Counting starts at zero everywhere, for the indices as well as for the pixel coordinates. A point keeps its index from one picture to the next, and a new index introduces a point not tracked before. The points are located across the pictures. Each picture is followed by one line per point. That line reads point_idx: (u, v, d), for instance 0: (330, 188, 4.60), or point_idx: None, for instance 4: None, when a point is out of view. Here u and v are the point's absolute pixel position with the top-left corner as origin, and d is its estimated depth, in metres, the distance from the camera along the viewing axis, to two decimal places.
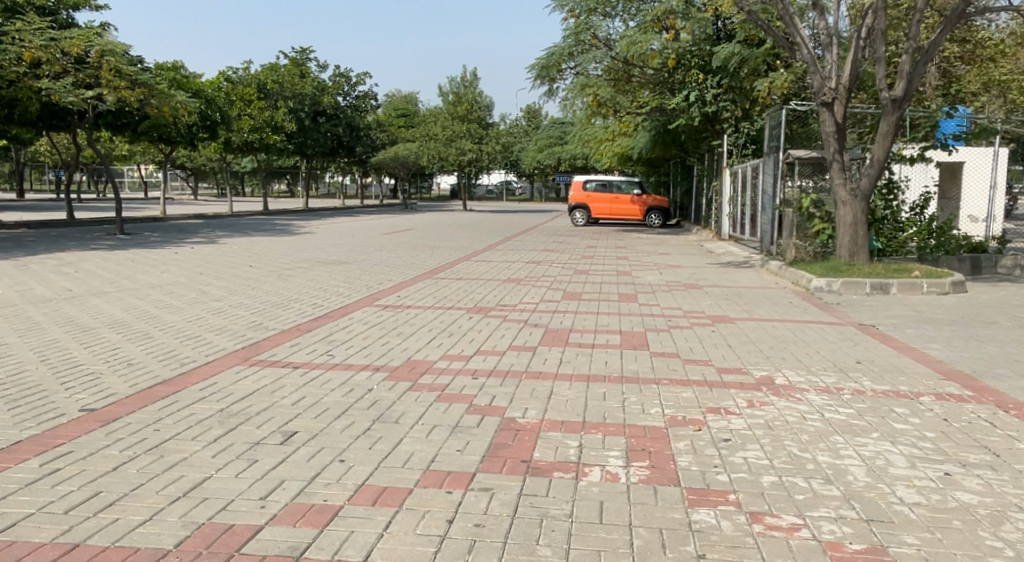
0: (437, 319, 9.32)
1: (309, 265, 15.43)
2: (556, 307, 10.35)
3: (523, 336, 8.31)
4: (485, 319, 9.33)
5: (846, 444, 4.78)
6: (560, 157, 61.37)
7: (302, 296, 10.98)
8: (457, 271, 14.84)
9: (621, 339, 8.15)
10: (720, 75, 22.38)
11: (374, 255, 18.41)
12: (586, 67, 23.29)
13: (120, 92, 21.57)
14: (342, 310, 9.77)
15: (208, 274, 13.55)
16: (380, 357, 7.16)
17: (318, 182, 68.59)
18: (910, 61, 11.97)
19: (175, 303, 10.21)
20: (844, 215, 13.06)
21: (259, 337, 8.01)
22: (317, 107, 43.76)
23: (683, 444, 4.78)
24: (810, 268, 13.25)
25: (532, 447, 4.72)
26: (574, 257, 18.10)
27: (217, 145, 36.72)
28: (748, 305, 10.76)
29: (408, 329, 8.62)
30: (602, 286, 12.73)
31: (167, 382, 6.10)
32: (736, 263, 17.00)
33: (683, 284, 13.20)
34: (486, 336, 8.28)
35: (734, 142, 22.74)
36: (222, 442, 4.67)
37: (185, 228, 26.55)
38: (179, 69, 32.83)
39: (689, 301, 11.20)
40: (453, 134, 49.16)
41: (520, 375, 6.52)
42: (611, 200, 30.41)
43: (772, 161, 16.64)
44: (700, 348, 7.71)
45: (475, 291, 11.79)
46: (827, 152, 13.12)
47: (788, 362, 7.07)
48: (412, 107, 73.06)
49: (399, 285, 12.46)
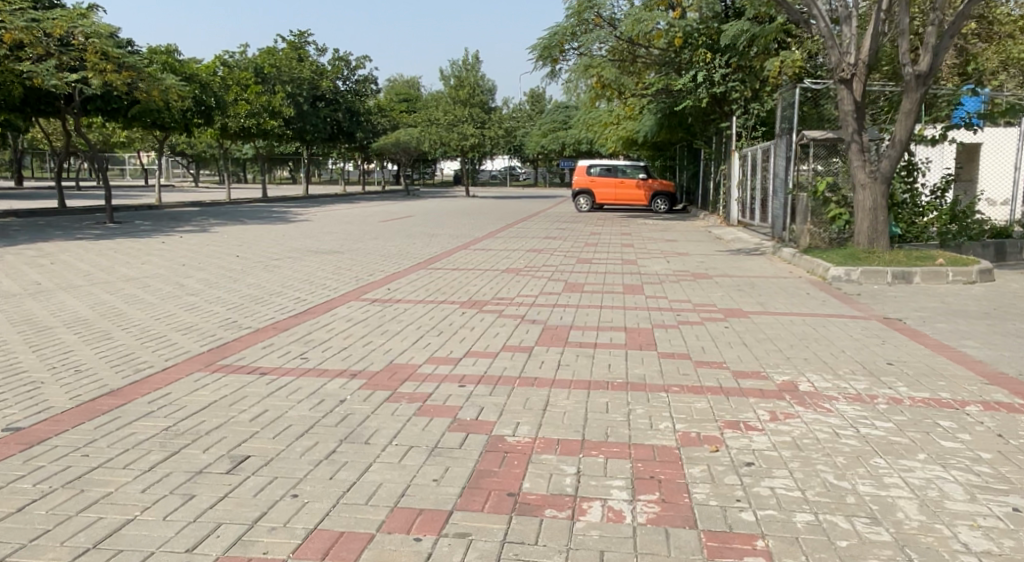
0: (427, 315, 8.61)
1: (299, 256, 14.73)
2: (555, 301, 9.61)
3: (520, 335, 7.59)
4: (478, 315, 8.62)
5: (890, 470, 4.07)
6: (564, 142, 60.34)
7: (285, 290, 10.29)
8: (453, 260, 14.12)
9: (627, 338, 7.43)
10: (729, 55, 21.59)
11: (368, 244, 17.72)
12: (589, 48, 22.11)
13: (106, 74, 21.00)
14: (326, 305, 9.09)
15: (191, 265, 12.88)
16: (359, 360, 6.46)
17: (321, 169, 67.94)
18: (935, 34, 11.17)
19: (147, 298, 9.53)
20: (864, 199, 12.30)
21: (229, 337, 7.33)
22: (316, 91, 42.99)
23: (698, 470, 4.08)
24: (826, 256, 12.52)
25: (521, 475, 4.01)
26: (576, 245, 17.35)
27: (213, 131, 35.97)
28: (762, 297, 10.02)
29: (394, 327, 7.92)
30: (608, 277, 12.00)
31: (115, 393, 5.45)
32: (746, 250, 16.27)
33: (692, 274, 12.47)
34: (479, 335, 7.57)
35: (744, 124, 22.17)
36: (159, 472, 4.00)
37: (179, 216, 25.90)
38: (173, 53, 32.09)
39: (699, 292, 10.47)
40: (455, 118, 48.37)
41: (513, 383, 5.81)
42: (616, 185, 29.62)
43: (785, 143, 15.83)
44: (714, 348, 7.00)
45: (471, 283, 11.07)
46: (845, 132, 12.36)
47: (811, 365, 6.35)
48: (414, 92, 72.26)
49: (391, 277, 11.75)
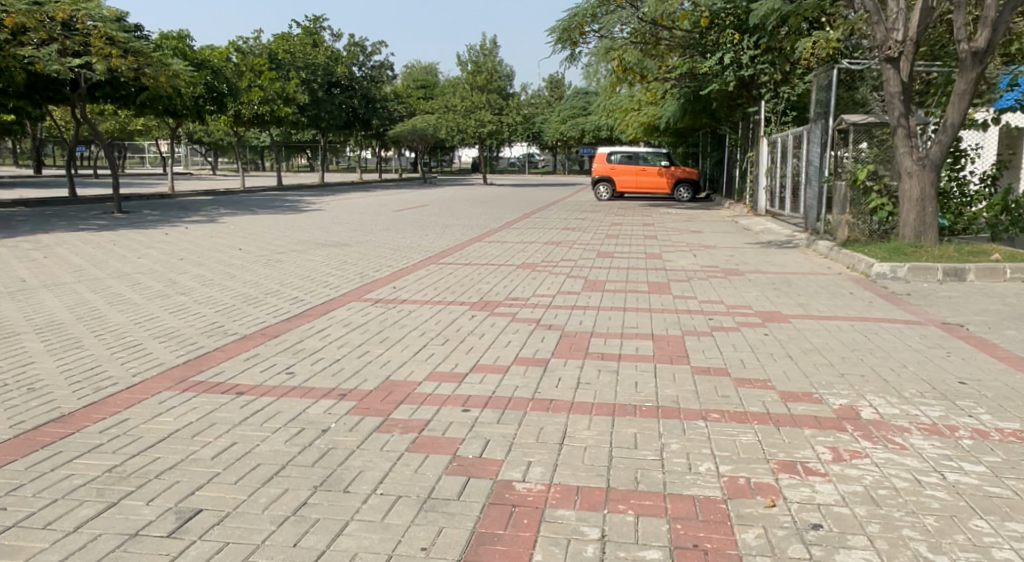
0: (432, 319, 7.81)
1: (305, 249, 14.00)
2: (573, 302, 8.80)
3: (535, 344, 6.78)
4: (489, 318, 7.84)
5: (999, 538, 3.23)
6: (584, 128, 59.20)
7: (283, 288, 9.54)
8: (466, 254, 13.33)
9: (655, 349, 6.60)
10: (757, 35, 20.51)
11: (379, 235, 16.99)
12: (611, 30, 21.25)
13: (112, 60, 20.30)
14: (324, 307, 8.31)
15: (189, 260, 12.18)
16: (351, 377, 5.67)
17: (338, 157, 67.26)
18: (995, 6, 10.19)
19: (133, 298, 8.79)
20: (910, 189, 11.40)
21: (212, 346, 6.56)
22: (331, 77, 42.28)
23: (755, 537, 3.27)
24: (868, 250, 11.63)
25: (531, 543, 3.23)
26: (597, 237, 16.49)
27: (226, 119, 35.29)
28: (802, 298, 9.14)
29: (396, 334, 7.13)
30: (631, 273, 11.16)
31: (63, 417, 4.67)
32: (778, 243, 15.39)
33: (723, 270, 11.59)
34: (488, 343, 6.77)
35: (773, 109, 21.06)
36: (85, 535, 3.24)
37: (189, 205, 25.29)
38: (186, 39, 31.37)
39: (732, 292, 9.62)
40: (472, 105, 47.52)
41: (525, 407, 5.01)
42: (637, 173, 28.63)
43: (820, 128, 14.89)
44: (754, 362, 6.17)
45: (484, 281, 10.26)
46: (891, 115, 11.48)
47: (870, 385, 5.50)
48: (432, 78, 71.41)
49: (398, 273, 11.00)
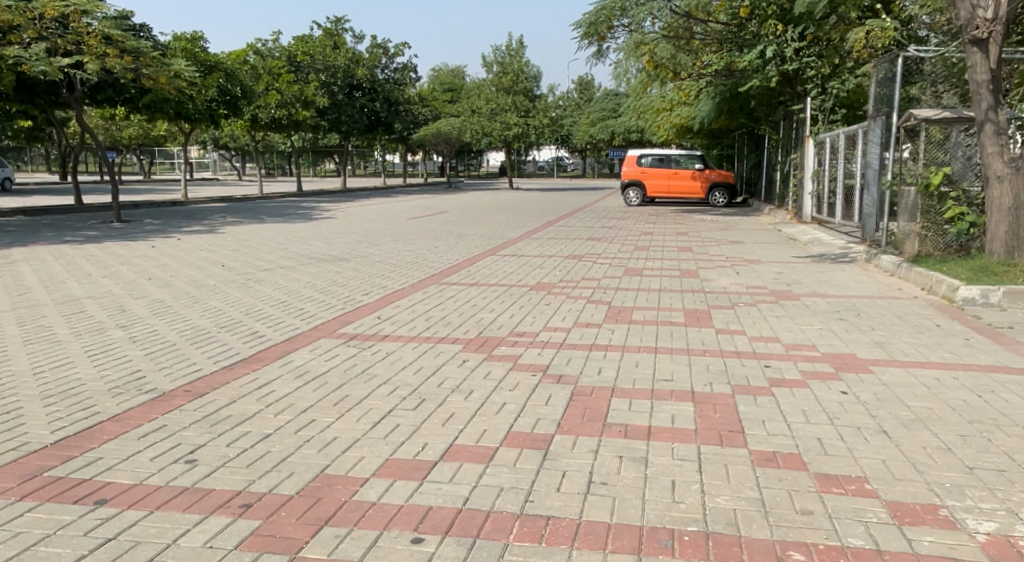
0: (412, 366, 6.20)
1: (295, 265, 12.50)
2: (592, 340, 7.13)
3: (537, 408, 5.15)
4: (484, 367, 6.21)
5: None
6: (613, 131, 57.58)
7: (248, 319, 7.97)
8: (473, 272, 11.72)
9: (698, 420, 4.92)
10: (803, 26, 18.77)
11: (386, 247, 15.51)
12: (642, 24, 19.54)
13: (107, 60, 18.91)
14: (283, 348, 6.74)
15: (157, 280, 10.66)
16: (271, 469, 4.05)
17: (362, 161, 66.14)
18: None
19: (59, 332, 7.26)
20: (1001, 196, 9.73)
21: (107, 409, 4.95)
22: (352, 80, 40.83)
23: None
24: (948, 270, 9.96)
25: None
26: (624, 249, 14.79)
27: (242, 122, 34.01)
28: (878, 335, 7.46)
29: (358, 390, 5.51)
30: (665, 297, 9.47)
31: None
32: (832, 256, 13.66)
33: (773, 292, 9.86)
34: (476, 406, 5.17)
35: (820, 106, 19.20)
36: None
37: (194, 213, 23.93)
38: (199, 41, 30.07)
39: (789, 324, 7.92)
40: (497, 107, 46.06)
41: (508, 536, 3.37)
42: (669, 176, 26.84)
43: (880, 126, 13.05)
44: (837, 443, 4.50)
45: (487, 310, 8.64)
46: (977, 108, 9.84)
47: (1018, 489, 3.83)
48: (458, 81, 70.05)
49: (393, 297, 9.49)
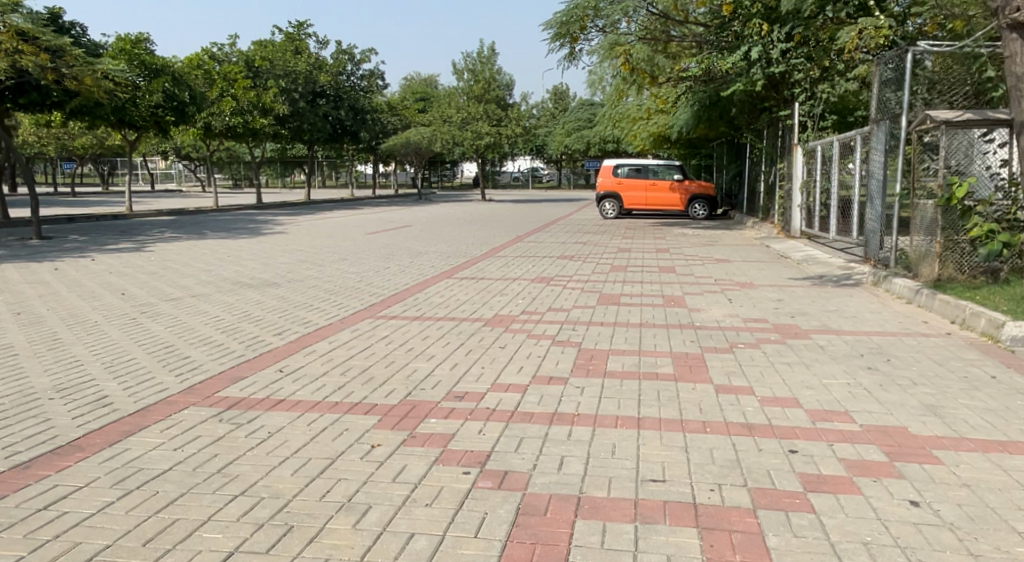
0: (294, 458, 4.36)
1: (211, 292, 10.60)
2: (554, 407, 5.32)
3: (464, 547, 3.33)
4: (396, 458, 4.38)
5: None
6: (590, 141, 55.83)
7: (105, 374, 6.10)
8: (420, 300, 9.91)
9: None
10: (790, 25, 16.80)
11: (329, 268, 13.65)
12: (616, 24, 18.11)
13: (20, 58, 16.95)
14: (124, 426, 4.87)
15: (29, 314, 8.73)
16: None
17: (333, 171, 64.00)
18: None
19: None
20: None
21: None
22: (314, 86, 38.65)
23: None
24: (983, 299, 8.35)
25: None
26: (598, 269, 13.08)
27: (195, 130, 31.87)
28: (924, 392, 5.77)
29: (192, 512, 3.65)
30: (647, 336, 7.69)
31: None
32: (835, 279, 12.01)
33: (778, 328, 8.13)
34: (366, 545, 3.35)
35: (809, 111, 17.67)
36: None
37: (131, 228, 21.87)
38: (145, 43, 27.97)
39: (808, 376, 6.15)
40: (468, 116, 43.78)
41: None
42: (646, 188, 25.16)
43: (886, 133, 11.39)
44: None
45: (424, 357, 6.79)
46: (1015, 106, 8.20)
47: None
48: (431, 89, 68.21)
49: (312, 337, 7.64)
